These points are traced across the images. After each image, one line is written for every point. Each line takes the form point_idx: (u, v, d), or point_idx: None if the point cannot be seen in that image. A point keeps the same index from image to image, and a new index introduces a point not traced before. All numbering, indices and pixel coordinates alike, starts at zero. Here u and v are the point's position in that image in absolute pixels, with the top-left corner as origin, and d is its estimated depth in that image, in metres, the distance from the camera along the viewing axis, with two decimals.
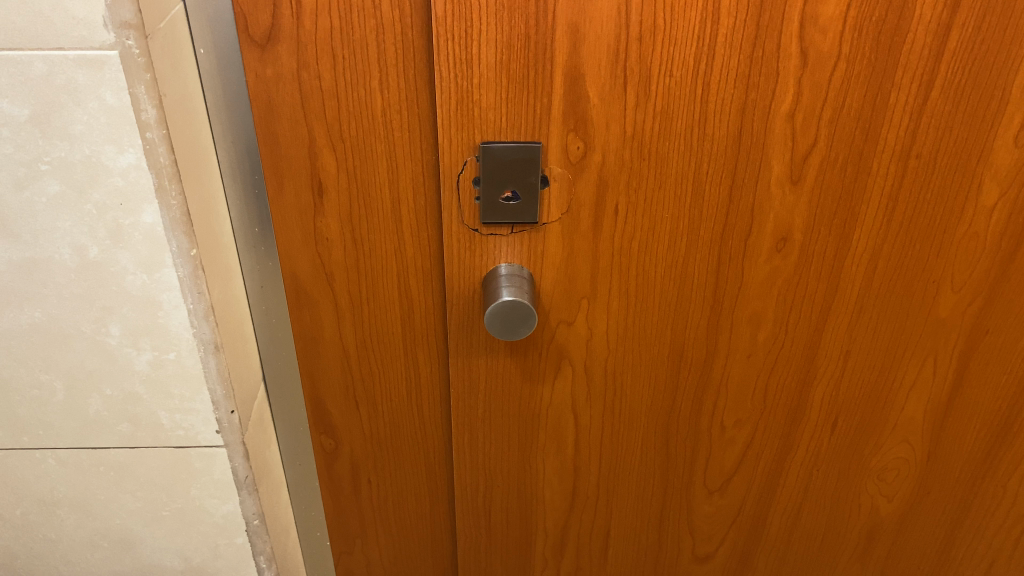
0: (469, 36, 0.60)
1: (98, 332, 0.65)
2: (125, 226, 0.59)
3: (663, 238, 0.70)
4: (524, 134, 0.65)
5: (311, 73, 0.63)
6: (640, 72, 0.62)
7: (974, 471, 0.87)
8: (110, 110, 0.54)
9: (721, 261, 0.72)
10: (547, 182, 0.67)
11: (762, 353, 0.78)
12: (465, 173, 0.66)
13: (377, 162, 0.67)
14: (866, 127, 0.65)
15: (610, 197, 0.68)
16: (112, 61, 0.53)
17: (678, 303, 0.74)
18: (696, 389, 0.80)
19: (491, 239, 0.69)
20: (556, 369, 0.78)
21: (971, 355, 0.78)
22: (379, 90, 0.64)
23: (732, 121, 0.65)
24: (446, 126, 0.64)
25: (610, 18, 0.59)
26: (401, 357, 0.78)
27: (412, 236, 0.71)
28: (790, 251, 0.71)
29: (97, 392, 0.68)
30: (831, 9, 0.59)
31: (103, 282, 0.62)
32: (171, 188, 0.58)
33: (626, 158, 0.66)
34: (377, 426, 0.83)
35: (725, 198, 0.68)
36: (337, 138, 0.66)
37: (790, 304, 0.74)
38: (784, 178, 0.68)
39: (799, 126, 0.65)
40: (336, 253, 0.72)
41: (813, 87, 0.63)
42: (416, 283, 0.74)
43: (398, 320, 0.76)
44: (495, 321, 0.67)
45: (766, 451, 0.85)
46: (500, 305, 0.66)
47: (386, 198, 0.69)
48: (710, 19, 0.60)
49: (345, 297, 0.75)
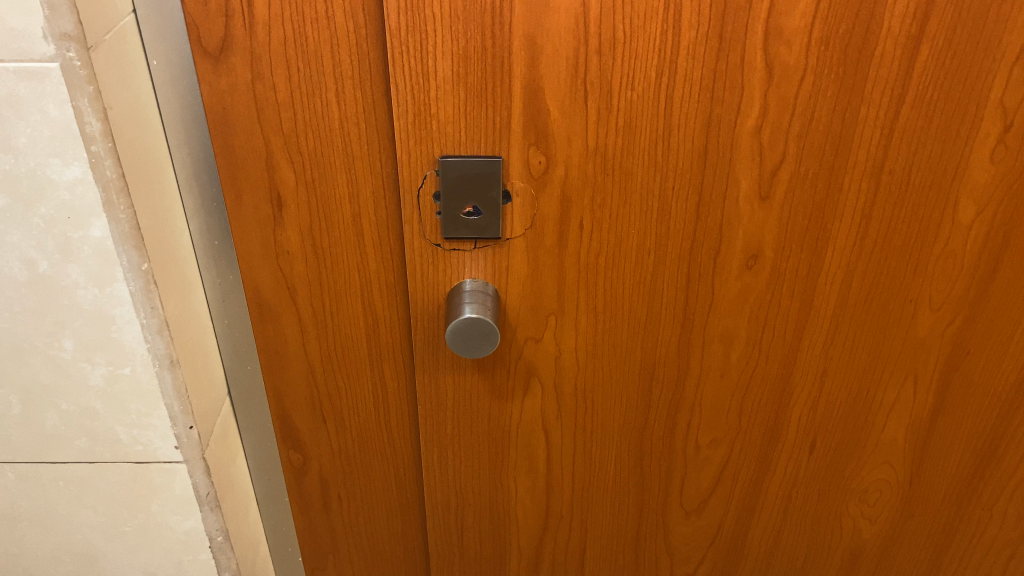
0: (425, 49, 0.59)
1: (52, 346, 0.64)
2: (74, 240, 0.59)
3: (631, 253, 0.69)
4: (485, 148, 0.63)
5: (266, 85, 0.62)
6: (601, 85, 0.61)
7: (959, 494, 0.85)
8: (54, 122, 0.54)
9: (690, 278, 0.70)
10: (510, 197, 0.66)
11: (736, 373, 0.76)
12: (425, 187, 0.65)
13: (337, 176, 0.66)
14: (836, 141, 0.63)
15: (575, 212, 0.67)
16: (53, 73, 0.52)
17: (647, 321, 0.72)
18: (669, 409, 0.78)
19: (454, 253, 0.68)
20: (525, 386, 0.76)
21: (952, 376, 0.76)
22: (336, 102, 0.62)
23: (697, 135, 0.63)
24: (404, 139, 0.63)
25: (568, 30, 0.58)
26: (368, 372, 0.77)
27: (374, 251, 0.70)
28: (761, 268, 0.69)
29: (53, 406, 0.67)
30: (796, 21, 0.58)
31: (54, 295, 0.62)
32: (120, 202, 0.58)
33: (590, 173, 0.65)
34: (345, 441, 0.82)
35: (693, 214, 0.67)
36: (295, 150, 0.65)
37: (763, 322, 0.72)
38: (752, 194, 0.66)
39: (767, 141, 0.63)
40: (299, 267, 0.71)
41: (780, 100, 0.61)
42: (381, 297, 0.72)
43: (363, 336, 0.75)
44: (454, 339, 0.66)
45: (743, 471, 0.83)
46: (461, 322, 0.66)
47: (347, 212, 0.68)
48: (671, 31, 0.58)
49: (309, 312, 0.73)
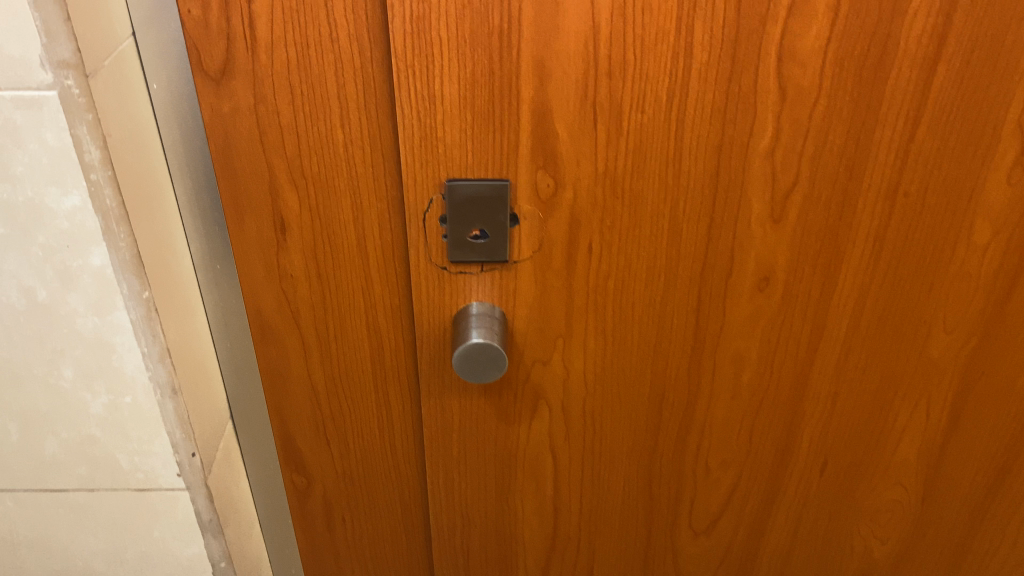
0: (431, 72, 0.58)
1: (51, 374, 0.63)
2: (73, 268, 0.58)
3: (640, 276, 0.67)
4: (492, 171, 0.62)
5: (269, 108, 0.60)
6: (611, 108, 0.59)
7: (971, 514, 0.83)
8: (52, 150, 0.53)
9: (701, 300, 0.69)
10: (518, 220, 0.65)
11: (747, 394, 0.74)
12: (431, 211, 0.64)
13: (341, 199, 0.65)
14: (850, 163, 0.62)
15: (584, 234, 0.65)
16: (51, 101, 0.51)
17: (657, 343, 0.71)
18: (679, 430, 0.77)
19: (460, 276, 0.67)
20: (532, 409, 0.75)
21: (966, 397, 0.75)
22: (340, 125, 0.61)
23: (709, 158, 0.62)
24: (410, 162, 0.61)
25: (577, 53, 0.57)
26: (372, 395, 0.76)
27: (379, 274, 0.69)
28: (773, 290, 0.68)
29: (53, 433, 0.66)
30: (809, 43, 0.57)
31: (53, 323, 0.60)
32: (119, 230, 0.56)
33: (599, 196, 0.63)
34: (349, 464, 0.80)
35: (704, 236, 0.65)
36: (298, 173, 0.63)
37: (774, 344, 0.71)
38: (764, 216, 0.64)
39: (780, 163, 0.62)
40: (302, 290, 0.69)
41: (793, 122, 0.60)
42: (386, 320, 0.71)
43: (368, 359, 0.73)
44: (460, 364, 0.65)
45: (754, 492, 0.81)
46: (466, 347, 0.65)
47: (351, 236, 0.67)
48: (682, 53, 0.57)
49: (313, 335, 0.72)
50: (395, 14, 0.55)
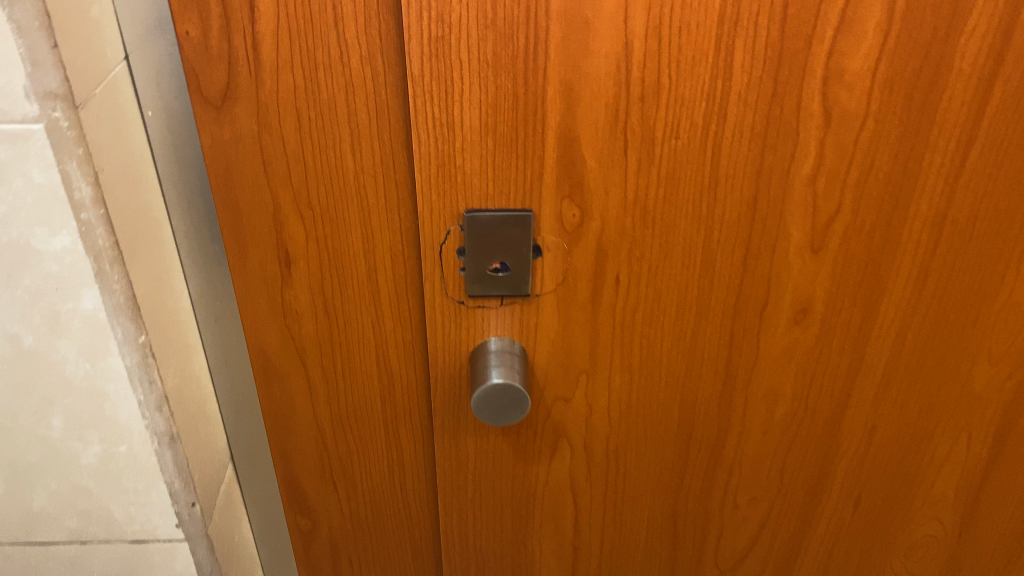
0: (450, 97, 0.53)
1: (39, 424, 0.58)
2: (63, 313, 0.53)
3: (670, 310, 0.63)
4: (514, 201, 0.58)
5: (273, 136, 0.56)
6: (643, 133, 0.55)
7: (1009, 548, 0.80)
8: (38, 188, 0.48)
9: (734, 334, 0.65)
10: (541, 252, 0.60)
11: (779, 431, 0.71)
12: (448, 243, 0.60)
13: (351, 231, 0.60)
14: (896, 191, 0.58)
15: (611, 266, 0.61)
16: (37, 135, 0.46)
17: (686, 379, 0.67)
18: (707, 468, 0.73)
19: (478, 310, 0.63)
20: (552, 447, 0.71)
21: (1009, 431, 0.71)
22: (350, 154, 0.57)
23: (746, 186, 0.58)
24: (426, 192, 0.57)
25: (608, 75, 0.53)
26: (382, 434, 0.71)
27: (390, 309, 0.64)
28: (810, 323, 0.64)
29: (41, 485, 0.61)
30: (857, 64, 0.53)
31: (41, 371, 0.56)
32: (113, 271, 0.52)
33: (628, 226, 0.59)
34: (357, 505, 0.76)
35: (739, 267, 0.61)
36: (305, 205, 0.59)
37: (810, 378, 0.67)
38: (804, 246, 0.60)
39: (821, 190, 0.58)
40: (308, 327, 0.65)
41: (837, 148, 0.56)
42: (397, 357, 0.67)
43: (378, 397, 0.69)
44: (479, 398, 0.61)
45: (783, 529, 0.77)
46: (491, 381, 0.61)
47: (362, 269, 0.62)
48: (721, 76, 0.53)
49: (319, 373, 0.67)
50: (411, 35, 0.51)
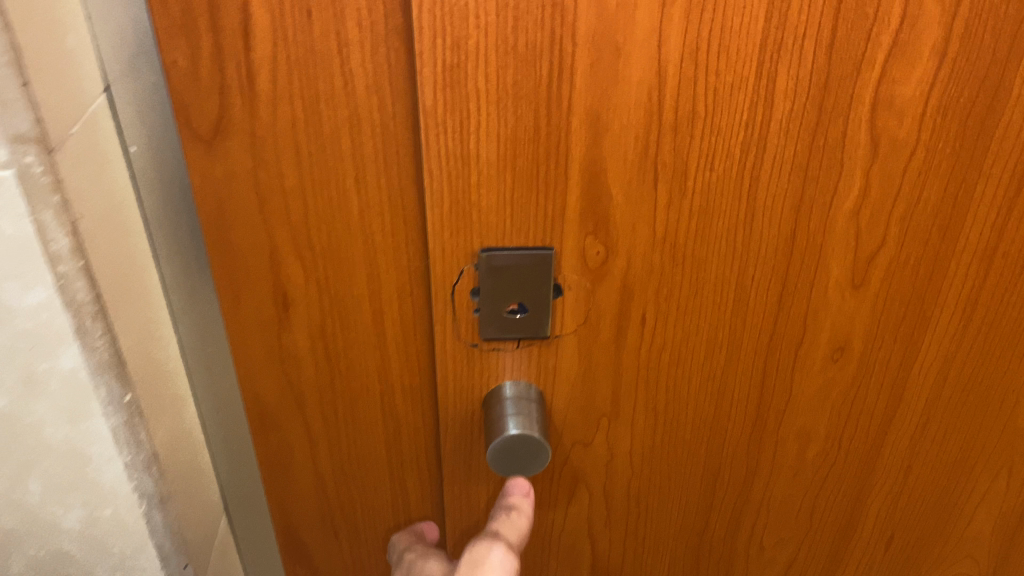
0: (466, 130, 0.48)
1: (13, 488, 0.51)
2: (39, 372, 0.46)
3: (699, 350, 0.59)
4: (533, 239, 0.53)
5: (270, 171, 0.51)
6: (675, 166, 0.51)
7: None
8: (9, 240, 0.41)
9: (766, 374, 0.60)
10: (561, 291, 0.56)
11: (810, 472, 0.66)
12: (461, 283, 0.55)
13: (355, 271, 0.55)
14: (945, 222, 0.54)
15: (637, 305, 0.57)
16: (7, 183, 0.39)
17: (714, 421, 0.63)
18: (733, 510, 0.68)
19: (493, 354, 0.58)
20: (570, 493, 0.66)
21: None
22: (355, 189, 0.52)
23: (785, 220, 0.53)
24: (437, 231, 0.52)
25: (639, 105, 0.48)
26: (386, 481, 0.67)
27: (397, 352, 0.59)
28: (847, 361, 0.60)
29: (18, 553, 0.54)
30: (910, 89, 0.49)
31: (15, 433, 0.49)
32: (95, 327, 0.47)
33: (657, 264, 0.55)
34: (360, 553, 0.71)
35: (775, 305, 0.57)
36: (305, 244, 0.54)
37: (845, 418, 0.63)
38: (844, 282, 0.56)
39: (866, 224, 0.54)
40: (307, 372, 0.60)
41: (884, 179, 0.52)
42: (404, 402, 0.62)
43: (383, 444, 0.64)
44: (496, 435, 0.56)
45: (811, 569, 0.74)
46: (511, 423, 0.57)
47: (366, 311, 0.57)
48: (761, 104, 0.49)
49: (319, 420, 0.63)
50: (424, 63, 0.46)
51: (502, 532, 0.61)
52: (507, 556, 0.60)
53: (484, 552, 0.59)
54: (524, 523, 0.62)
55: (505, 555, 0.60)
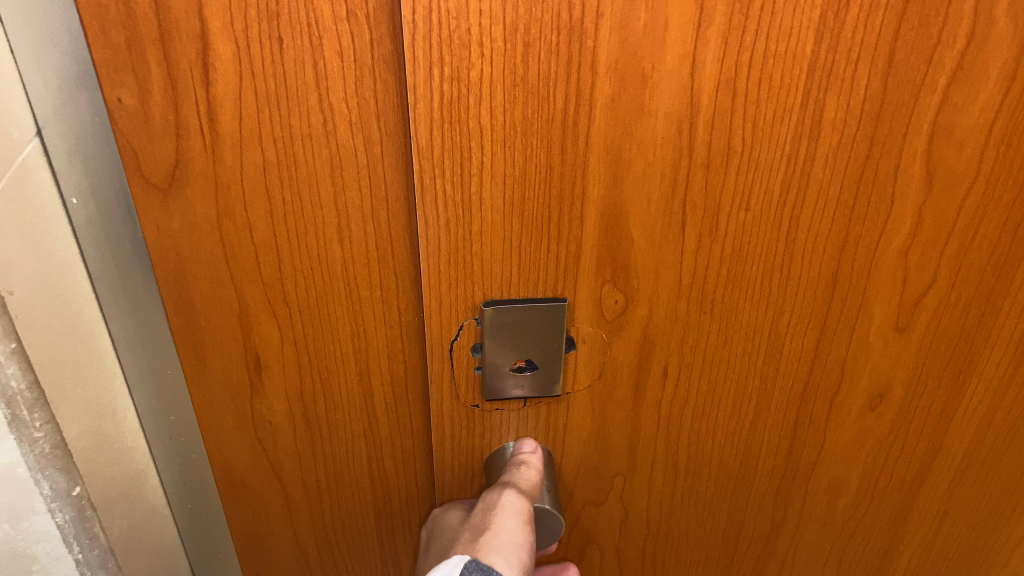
0: (467, 172, 0.41)
1: None
2: None
3: (726, 401, 0.53)
4: (542, 292, 0.46)
5: (237, 222, 0.43)
6: (705, 207, 0.44)
7: None
8: None
9: (798, 424, 0.55)
10: (574, 344, 0.49)
11: (840, 522, 0.61)
12: (461, 340, 0.48)
13: (337, 327, 0.48)
14: (1002, 259, 0.48)
15: (658, 357, 0.50)
16: None
17: (738, 474, 0.57)
18: (755, 563, 0.63)
19: (496, 414, 0.51)
20: (579, 553, 0.60)
21: None
22: (336, 238, 0.45)
23: (827, 261, 0.47)
24: (433, 287, 0.45)
25: (667, 139, 0.42)
26: (376, 544, 0.60)
27: (387, 412, 0.53)
28: (886, 408, 0.55)
29: None
30: (972, 116, 0.43)
31: None
32: (32, 417, 0.38)
33: (682, 312, 0.48)
34: None
35: (811, 352, 0.51)
36: (279, 301, 0.47)
37: (880, 466, 0.58)
38: (888, 325, 0.50)
39: (915, 263, 0.48)
40: (285, 438, 0.53)
41: (938, 214, 0.46)
42: (394, 463, 0.55)
43: (371, 507, 0.58)
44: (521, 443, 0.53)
45: None
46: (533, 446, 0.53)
47: (351, 370, 0.50)
48: (805, 136, 0.42)
49: (300, 487, 0.56)
50: (417, 98, 0.38)
51: (511, 480, 0.50)
52: (521, 499, 0.50)
53: (494, 496, 0.50)
54: (535, 473, 0.51)
55: (517, 498, 0.50)
